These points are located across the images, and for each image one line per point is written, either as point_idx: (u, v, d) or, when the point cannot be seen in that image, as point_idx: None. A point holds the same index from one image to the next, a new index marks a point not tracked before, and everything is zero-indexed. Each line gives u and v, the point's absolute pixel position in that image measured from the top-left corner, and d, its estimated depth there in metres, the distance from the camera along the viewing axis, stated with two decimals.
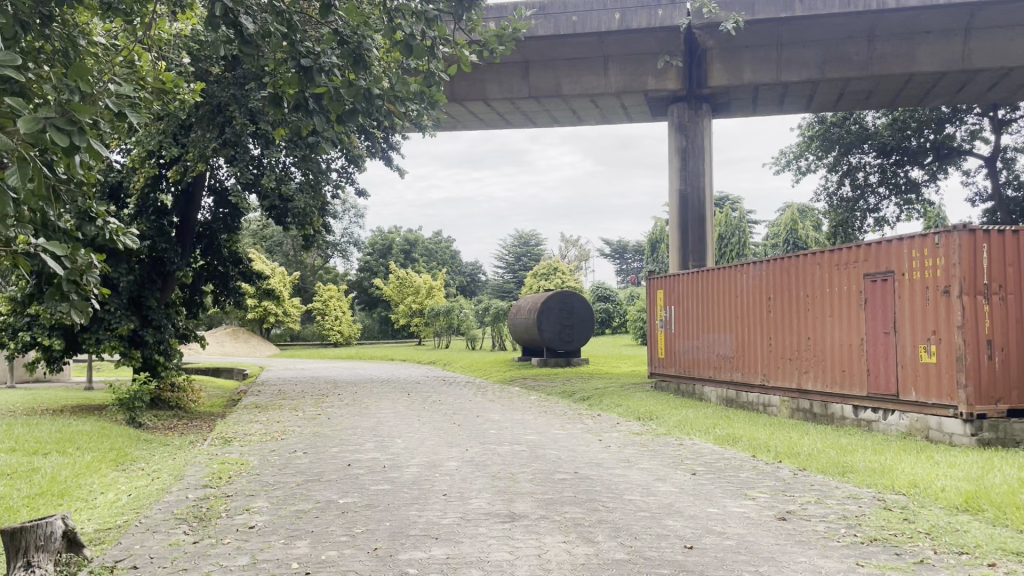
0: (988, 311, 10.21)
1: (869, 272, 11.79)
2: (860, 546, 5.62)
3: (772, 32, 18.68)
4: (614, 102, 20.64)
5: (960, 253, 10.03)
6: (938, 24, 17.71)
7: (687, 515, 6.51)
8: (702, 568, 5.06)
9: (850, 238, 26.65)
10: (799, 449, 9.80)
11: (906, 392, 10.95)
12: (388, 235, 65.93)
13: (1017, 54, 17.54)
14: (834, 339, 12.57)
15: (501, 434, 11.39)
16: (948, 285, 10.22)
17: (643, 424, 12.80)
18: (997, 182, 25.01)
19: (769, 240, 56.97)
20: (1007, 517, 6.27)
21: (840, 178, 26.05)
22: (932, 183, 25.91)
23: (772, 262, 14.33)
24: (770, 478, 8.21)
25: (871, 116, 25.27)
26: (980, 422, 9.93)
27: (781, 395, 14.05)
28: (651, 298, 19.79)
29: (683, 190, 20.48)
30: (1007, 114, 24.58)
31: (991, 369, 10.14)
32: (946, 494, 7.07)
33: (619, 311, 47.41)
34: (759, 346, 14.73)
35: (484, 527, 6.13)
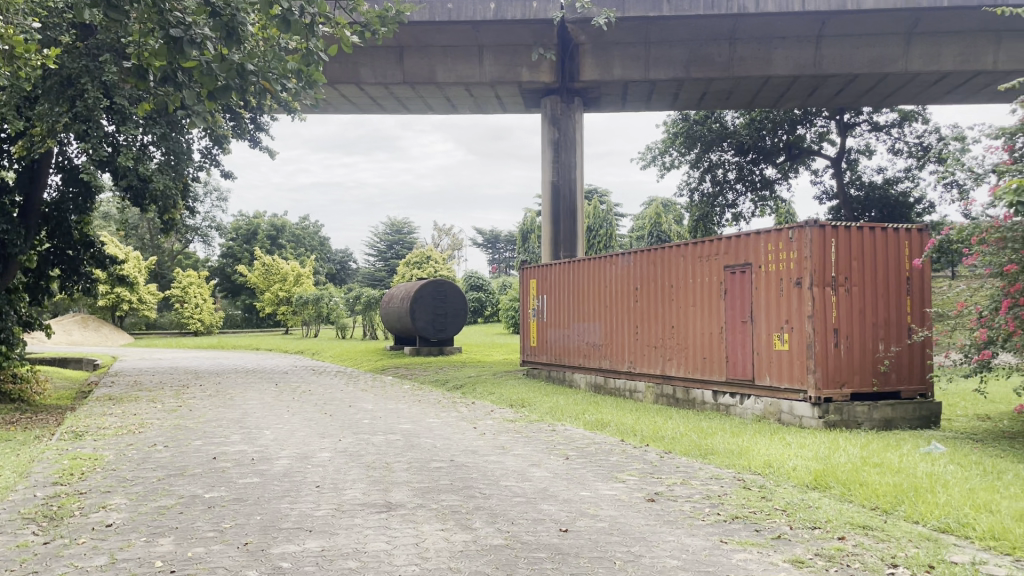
0: (835, 301, 10.91)
1: (729, 265, 12.41)
2: (723, 524, 5.92)
3: (641, 31, 19.19)
4: (488, 91, 20.73)
5: (811, 247, 10.74)
6: (793, 31, 18.73)
7: (561, 499, 6.65)
8: (577, 551, 5.18)
9: (710, 232, 27.91)
10: (663, 433, 10.22)
11: (761, 377, 11.61)
12: (253, 219, 63.56)
13: (862, 62, 18.84)
14: (696, 328, 13.16)
15: (374, 424, 11.25)
16: (800, 277, 10.93)
17: (517, 411, 12.98)
18: (842, 181, 26.84)
19: (634, 232, 58.93)
20: (852, 493, 6.78)
21: (701, 174, 27.25)
22: (784, 181, 27.51)
23: (640, 253, 14.82)
24: (639, 461, 8.51)
25: (730, 116, 26.49)
26: (827, 405, 10.60)
27: (645, 381, 14.58)
28: (524, 288, 20.01)
29: (555, 181, 20.88)
30: (852, 118, 26.41)
31: (837, 355, 10.83)
32: (797, 473, 7.56)
33: (491, 301, 47.89)
34: (626, 334, 15.22)
35: (360, 518, 6.04)
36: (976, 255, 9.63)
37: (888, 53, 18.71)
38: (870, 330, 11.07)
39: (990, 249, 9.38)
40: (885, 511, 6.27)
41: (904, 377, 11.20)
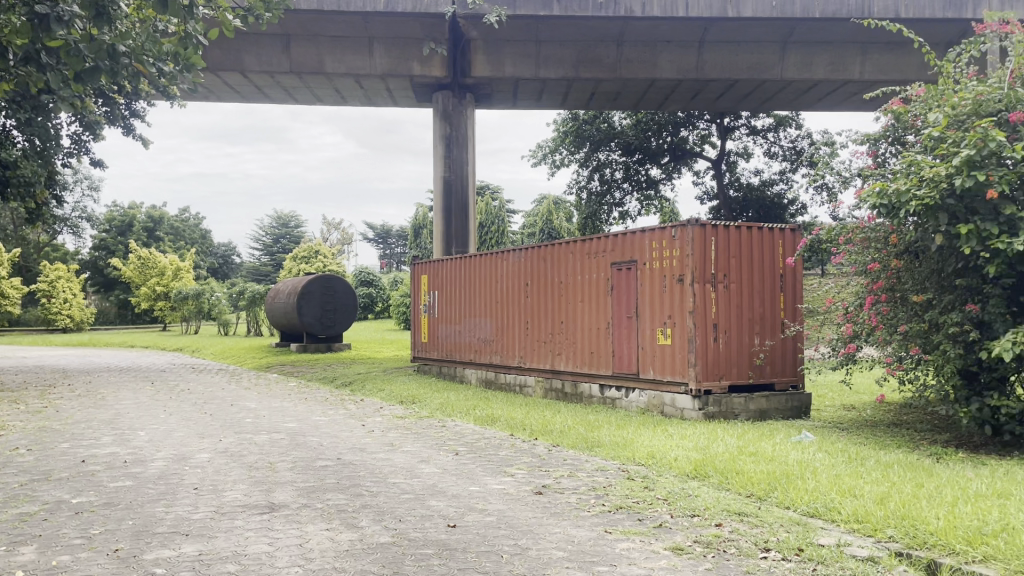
0: (715, 297, 11.33)
1: (616, 261, 12.70)
2: (607, 514, 6.05)
3: (531, 30, 19.33)
4: (379, 84, 20.45)
5: (693, 245, 11.11)
6: (678, 36, 19.31)
7: (450, 494, 6.62)
8: (464, 545, 5.17)
9: (597, 230, 28.48)
10: (552, 427, 10.35)
11: (645, 370, 11.95)
12: (128, 210, 60.48)
13: (742, 68, 19.66)
14: (584, 323, 13.42)
15: (257, 423, 10.90)
16: (682, 274, 11.30)
17: (407, 407, 12.86)
18: (722, 182, 27.92)
19: (525, 229, 59.42)
20: (729, 481, 7.06)
21: (590, 173, 27.79)
22: (668, 181, 28.37)
23: (530, 250, 14.97)
24: (527, 455, 8.58)
25: (618, 116, 27.13)
26: (706, 397, 11.01)
27: (534, 376, 14.74)
28: (415, 283, 19.87)
29: (446, 176, 20.84)
30: (731, 122, 27.51)
31: (717, 349, 11.25)
32: (678, 463, 7.82)
33: (381, 296, 47.32)
34: (516, 330, 15.36)
35: (241, 520, 5.84)
36: (844, 254, 10.18)
37: (765, 60, 19.61)
38: (747, 325, 11.56)
39: (856, 249, 9.95)
40: (759, 498, 6.56)
41: (778, 369, 11.76)
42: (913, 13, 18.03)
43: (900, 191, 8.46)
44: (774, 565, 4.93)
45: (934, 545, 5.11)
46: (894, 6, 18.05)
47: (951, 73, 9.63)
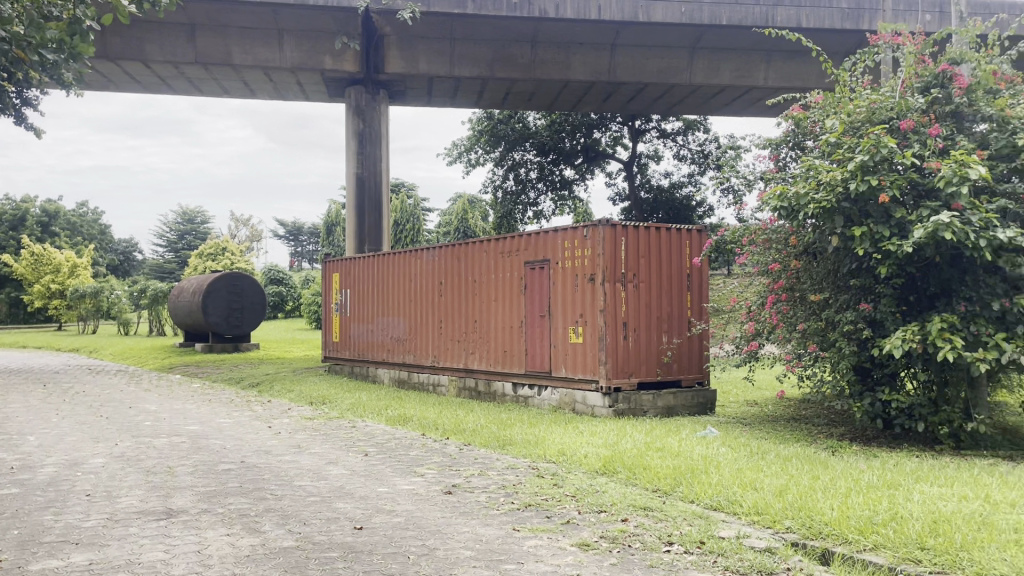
0: (625, 297, 11.52)
1: (529, 260, 12.77)
2: (516, 512, 6.06)
3: (446, 28, 19.24)
4: (289, 77, 19.99)
5: (604, 245, 11.26)
6: (590, 38, 19.55)
7: (357, 496, 6.52)
8: (370, 547, 5.09)
9: (512, 229, 28.60)
10: (464, 426, 10.31)
11: (557, 368, 12.05)
12: (20, 204, 57.37)
13: (652, 71, 20.07)
14: (497, 322, 13.44)
15: (157, 426, 10.48)
16: (593, 273, 11.45)
17: (316, 408, 12.61)
18: (633, 184, 28.43)
19: (440, 228, 59.15)
20: (637, 477, 7.18)
21: (505, 172, 27.89)
22: (581, 181, 28.71)
23: (444, 248, 14.90)
24: (438, 454, 8.53)
25: (532, 117, 27.31)
26: (616, 394, 11.18)
27: (447, 376, 14.69)
28: (325, 281, 19.53)
29: (359, 173, 20.56)
30: (642, 125, 28.04)
31: (626, 347, 11.44)
32: (587, 460, 7.90)
33: (291, 295, 46.28)
34: (429, 328, 15.27)
35: (136, 527, 5.59)
36: (747, 255, 10.49)
37: (675, 65, 20.07)
38: (655, 324, 11.79)
39: (759, 249, 10.27)
40: (665, 493, 6.69)
41: (685, 367, 12.05)
42: (813, 23, 18.81)
43: (800, 194, 8.77)
44: (677, 558, 5.04)
45: (828, 534, 5.31)
46: (796, 16, 18.80)
47: (847, 81, 10.05)
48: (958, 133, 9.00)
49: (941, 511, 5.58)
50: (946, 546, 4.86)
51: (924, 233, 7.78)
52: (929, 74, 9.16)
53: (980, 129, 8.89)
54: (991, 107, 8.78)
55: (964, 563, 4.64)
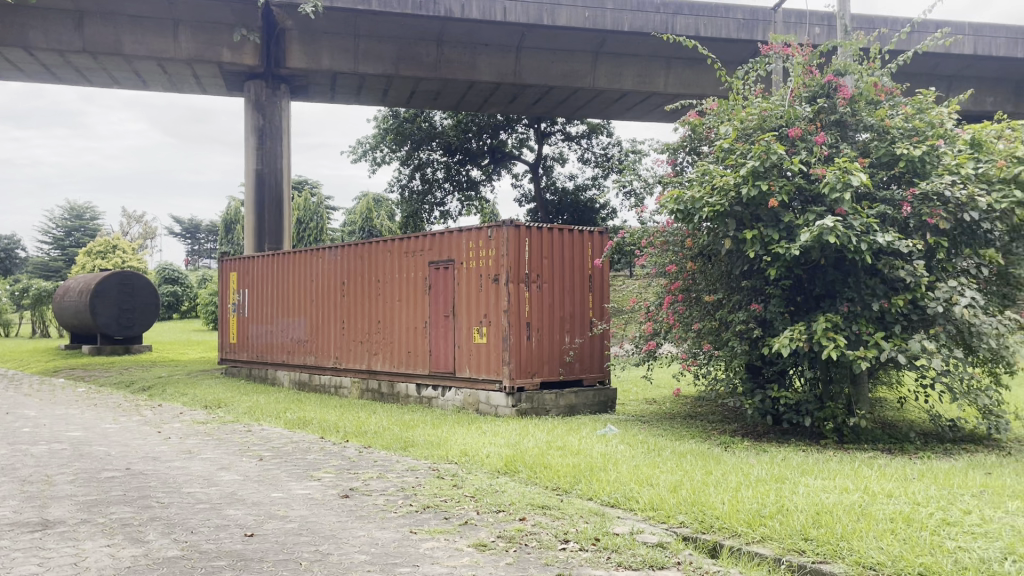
0: (529, 297, 11.58)
1: (433, 260, 12.70)
2: (414, 514, 6.00)
3: (350, 24, 18.94)
4: (185, 69, 19.27)
5: (508, 246, 11.31)
6: (496, 40, 19.61)
7: (250, 502, 6.32)
8: (261, 555, 4.95)
9: (418, 229, 28.42)
10: (366, 428, 10.15)
11: (461, 369, 12.03)
12: None
13: (557, 74, 20.29)
14: (401, 323, 13.31)
15: (36, 433, 9.90)
16: (497, 274, 11.47)
17: (210, 412, 12.19)
18: (538, 185, 28.70)
19: (345, 227, 58.24)
20: (537, 476, 7.21)
21: (411, 172, 27.72)
22: (488, 182, 28.75)
23: (346, 247, 14.66)
24: (336, 458, 8.37)
25: (439, 116, 27.21)
26: (519, 394, 11.22)
27: (349, 377, 14.45)
28: (223, 280, 18.92)
29: (259, 170, 20.03)
30: (547, 128, 28.31)
31: (529, 347, 11.51)
32: (489, 460, 7.90)
33: (188, 295, 44.65)
34: (331, 329, 15.00)
35: (6, 541, 5.25)
36: (646, 256, 10.69)
37: (579, 68, 20.36)
38: (557, 324, 11.91)
39: (657, 251, 10.51)
40: (564, 491, 6.75)
41: (586, 366, 12.22)
42: (711, 32, 19.43)
43: (695, 198, 9.02)
44: (572, 555, 5.09)
45: (719, 528, 5.47)
46: (694, 25, 19.39)
47: (741, 90, 10.40)
48: (842, 141, 9.45)
49: (824, 502, 5.83)
50: (827, 536, 5.08)
51: (811, 236, 8.12)
52: (815, 85, 9.58)
53: (862, 138, 9.36)
54: (872, 117, 9.26)
55: (843, 552, 4.86)
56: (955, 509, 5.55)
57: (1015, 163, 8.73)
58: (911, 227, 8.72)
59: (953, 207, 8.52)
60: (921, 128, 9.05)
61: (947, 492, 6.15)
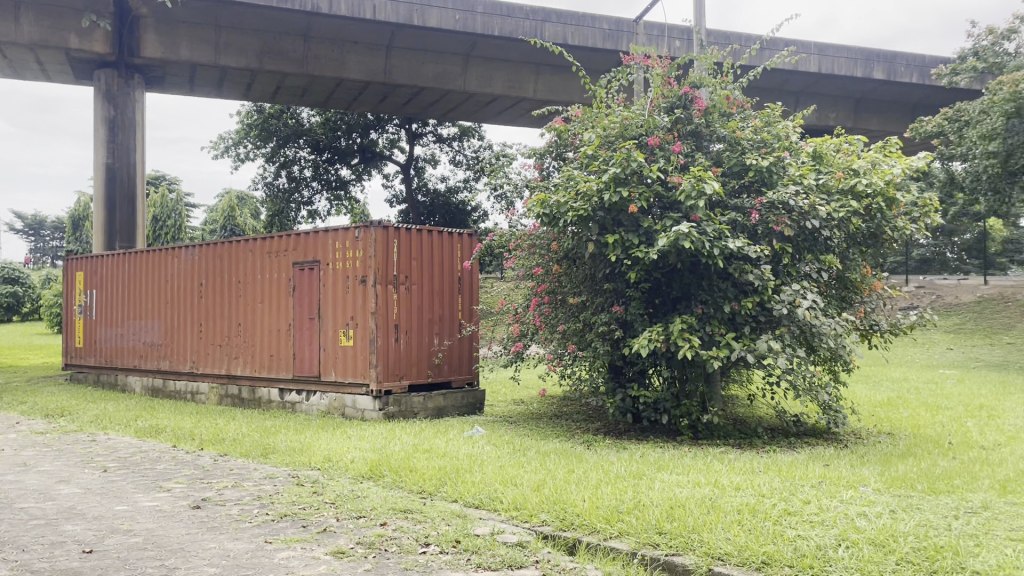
0: (397, 299, 11.45)
1: (297, 261, 12.36)
2: (270, 523, 5.82)
3: (210, 14, 18.19)
4: (26, 54, 17.94)
5: (375, 247, 11.15)
6: (364, 38, 19.33)
7: (91, 517, 5.95)
8: (99, 572, 4.66)
9: (284, 228, 27.64)
10: (224, 435, 9.76)
11: (327, 373, 11.77)
12: None
13: (427, 76, 20.24)
14: (263, 325, 12.89)
15: None
16: (365, 275, 11.30)
17: (51, 421, 11.38)
18: (409, 187, 28.52)
19: (206, 225, 55.84)
20: (401, 480, 7.15)
21: (277, 169, 26.93)
22: (357, 182, 28.32)
23: (205, 247, 14.04)
24: (189, 467, 8.00)
25: (306, 113, 26.56)
26: (386, 397, 11.08)
27: (207, 382, 13.86)
28: (68, 280, 17.72)
29: (110, 164, 18.92)
30: (419, 129, 28.16)
31: (397, 350, 11.39)
32: (353, 465, 7.76)
33: (29, 296, 41.56)
34: (188, 332, 14.33)
35: None
36: (514, 258, 10.86)
37: (448, 71, 20.39)
38: (426, 326, 11.82)
39: (524, 254, 10.66)
40: (429, 494, 6.72)
41: (455, 368, 12.21)
42: (578, 40, 19.90)
43: (560, 202, 9.19)
44: (432, 559, 5.08)
45: (579, 525, 5.59)
46: (562, 33, 19.81)
47: (604, 98, 10.68)
48: (698, 150, 9.90)
49: (677, 497, 6.07)
50: (680, 529, 5.29)
51: (668, 241, 8.44)
52: (673, 96, 9.98)
53: (716, 148, 9.83)
54: (724, 129, 9.75)
55: (694, 544, 5.07)
56: (796, 500, 5.91)
57: (851, 175, 9.40)
58: (760, 233, 9.22)
59: (797, 216, 9.07)
60: (768, 140, 9.63)
61: (790, 484, 6.54)
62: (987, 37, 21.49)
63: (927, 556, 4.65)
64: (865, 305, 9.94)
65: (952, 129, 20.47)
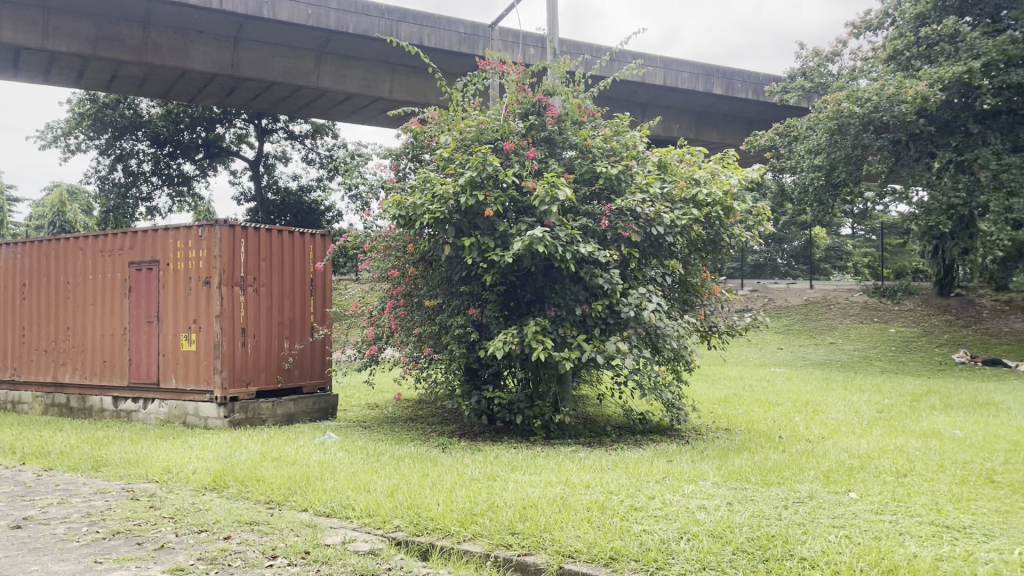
0: (243, 302, 10.96)
1: (135, 261, 11.63)
2: (101, 542, 5.44)
3: None
4: None
5: (220, 247, 10.65)
6: (210, 28, 18.45)
7: None
8: None
9: (120, 226, 25.97)
10: (49, 448, 9.02)
11: (166, 379, 11.14)
12: None
13: (278, 70, 19.60)
14: (95, 329, 12.04)
15: None
16: (209, 277, 10.77)
17: None
18: (258, 184, 27.51)
19: (30, 220, 51.52)
20: (248, 490, 6.86)
21: (112, 163, 25.26)
22: (202, 178, 27.04)
23: (28, 244, 12.96)
24: (8, 484, 7.33)
25: (146, 104, 25.07)
26: (232, 404, 10.61)
27: (31, 391, 12.80)
28: None
29: None
30: (269, 124, 27.23)
31: (244, 354, 10.91)
32: (195, 476, 7.37)
33: None
34: (8, 337, 13.19)
35: None
36: (369, 260, 10.70)
37: (301, 66, 19.83)
38: (275, 329, 11.39)
39: (379, 256, 10.51)
40: (277, 503, 6.49)
41: (306, 372, 11.84)
42: (434, 43, 19.88)
43: (416, 204, 9.12)
44: (280, 572, 4.91)
45: (432, 529, 5.56)
46: (418, 34, 19.72)
47: (460, 101, 10.71)
48: (551, 156, 10.11)
49: (530, 497, 6.15)
50: (532, 529, 5.37)
51: (522, 245, 8.56)
52: (528, 102, 10.13)
53: (568, 155, 10.08)
54: (576, 137, 10.03)
55: (546, 543, 5.16)
56: (642, 495, 6.14)
57: (693, 185, 9.90)
58: (609, 239, 9.52)
59: (644, 222, 9.44)
60: (617, 149, 9.96)
61: (636, 480, 6.78)
62: (814, 59, 23.26)
63: (760, 545, 4.94)
64: (704, 307, 10.48)
65: (783, 143, 22.00)
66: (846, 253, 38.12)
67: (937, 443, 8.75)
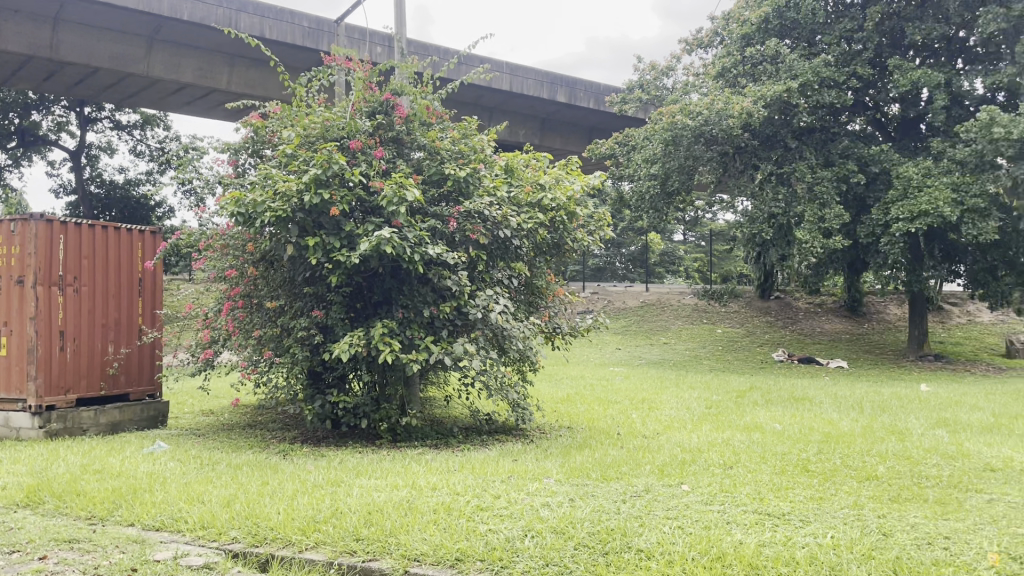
0: (63, 302, 10.10)
1: None
2: None
3: None
4: None
5: (35, 243, 9.80)
6: (26, 6, 16.94)
7: None
8: None
9: None
10: None
11: None
12: None
13: (103, 56, 18.27)
14: None
15: None
16: (22, 275, 9.91)
17: None
18: (80, 176, 25.58)
19: None
20: (67, 505, 6.35)
21: None
22: (15, 168, 24.82)
23: None
24: None
25: None
26: (48, 413, 9.84)
27: None
28: None
29: None
30: (92, 113, 25.37)
31: (63, 360, 10.08)
32: (5, 493, 6.73)
33: None
34: None
35: None
36: (204, 259, 10.19)
37: (129, 52, 18.58)
38: (99, 331, 10.55)
39: (216, 255, 10.06)
40: (99, 519, 6.03)
41: (133, 379, 11.03)
42: (276, 35, 19.21)
43: (256, 202, 8.76)
44: None
45: (272, 539, 5.36)
46: (258, 25, 18.98)
47: (303, 96, 10.40)
48: (399, 157, 10.01)
49: (375, 502, 6.05)
50: (377, 534, 5.29)
51: (369, 246, 8.42)
52: (375, 101, 9.99)
53: (416, 156, 10.02)
54: (424, 138, 9.99)
55: (391, 548, 5.10)
56: (488, 495, 6.19)
57: (539, 189, 10.11)
58: (457, 240, 9.54)
59: (492, 225, 9.54)
60: (465, 152, 10.00)
61: (482, 480, 6.83)
62: (651, 72, 24.39)
63: (600, 539, 5.12)
64: (548, 309, 10.72)
65: (622, 151, 22.93)
66: (677, 259, 40.16)
67: (759, 436, 9.39)
